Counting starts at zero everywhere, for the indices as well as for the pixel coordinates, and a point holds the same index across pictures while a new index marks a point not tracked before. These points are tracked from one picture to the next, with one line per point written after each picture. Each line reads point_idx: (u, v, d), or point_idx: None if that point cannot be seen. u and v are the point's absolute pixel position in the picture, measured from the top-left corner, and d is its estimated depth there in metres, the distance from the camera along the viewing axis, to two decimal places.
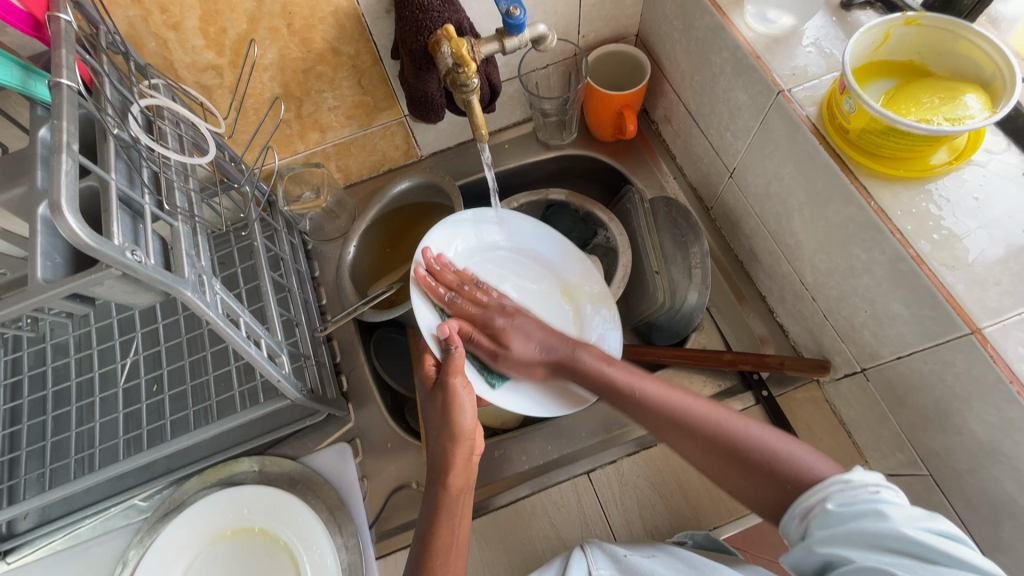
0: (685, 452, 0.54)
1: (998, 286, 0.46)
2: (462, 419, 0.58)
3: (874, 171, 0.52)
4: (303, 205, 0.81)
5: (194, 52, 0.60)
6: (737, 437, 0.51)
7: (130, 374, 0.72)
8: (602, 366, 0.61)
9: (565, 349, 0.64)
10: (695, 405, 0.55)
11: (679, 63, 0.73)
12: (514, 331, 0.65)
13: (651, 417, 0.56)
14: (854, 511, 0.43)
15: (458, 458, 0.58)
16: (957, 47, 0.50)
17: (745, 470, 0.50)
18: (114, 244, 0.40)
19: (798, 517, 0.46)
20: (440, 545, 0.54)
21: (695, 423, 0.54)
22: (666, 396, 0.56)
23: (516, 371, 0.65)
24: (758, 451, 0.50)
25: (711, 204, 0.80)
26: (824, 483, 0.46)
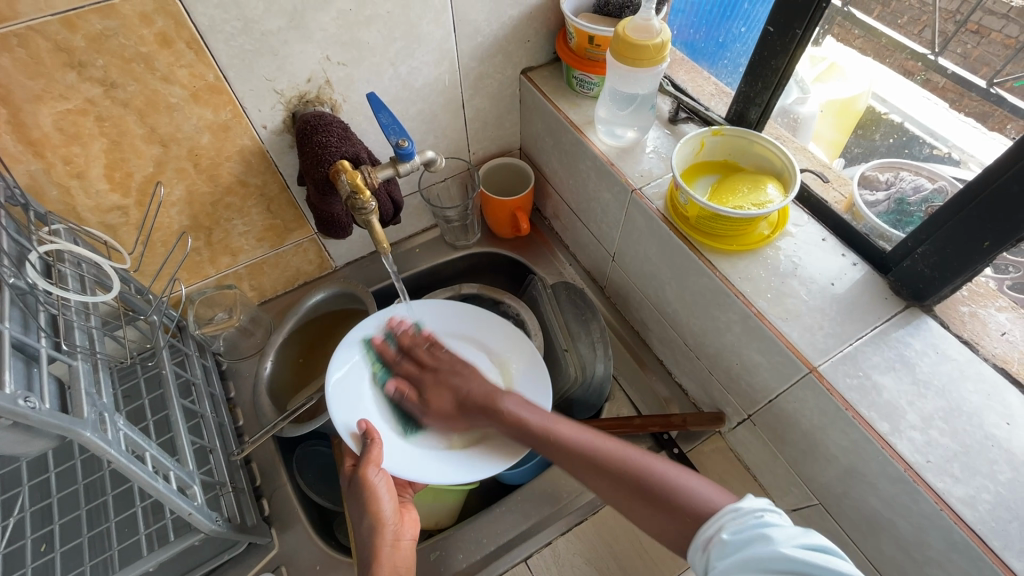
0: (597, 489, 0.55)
1: (822, 330, 0.57)
2: (382, 505, 0.60)
3: (715, 248, 0.63)
4: (215, 326, 0.82)
5: (98, 195, 0.63)
6: (648, 476, 0.52)
7: (13, 535, 0.65)
8: (519, 414, 0.62)
9: (480, 400, 0.65)
10: (613, 449, 0.55)
11: (556, 169, 0.86)
12: (438, 389, 0.68)
13: (563, 458, 0.57)
14: (744, 538, 0.44)
15: (384, 548, 0.58)
16: (754, 149, 0.65)
17: (652, 508, 0.51)
18: (5, 393, 0.40)
19: (701, 549, 0.46)
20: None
21: (605, 461, 0.55)
22: (581, 439, 0.57)
23: (432, 416, 0.68)
24: (665, 487, 0.51)
25: (604, 283, 0.89)
26: (717, 515, 0.47)
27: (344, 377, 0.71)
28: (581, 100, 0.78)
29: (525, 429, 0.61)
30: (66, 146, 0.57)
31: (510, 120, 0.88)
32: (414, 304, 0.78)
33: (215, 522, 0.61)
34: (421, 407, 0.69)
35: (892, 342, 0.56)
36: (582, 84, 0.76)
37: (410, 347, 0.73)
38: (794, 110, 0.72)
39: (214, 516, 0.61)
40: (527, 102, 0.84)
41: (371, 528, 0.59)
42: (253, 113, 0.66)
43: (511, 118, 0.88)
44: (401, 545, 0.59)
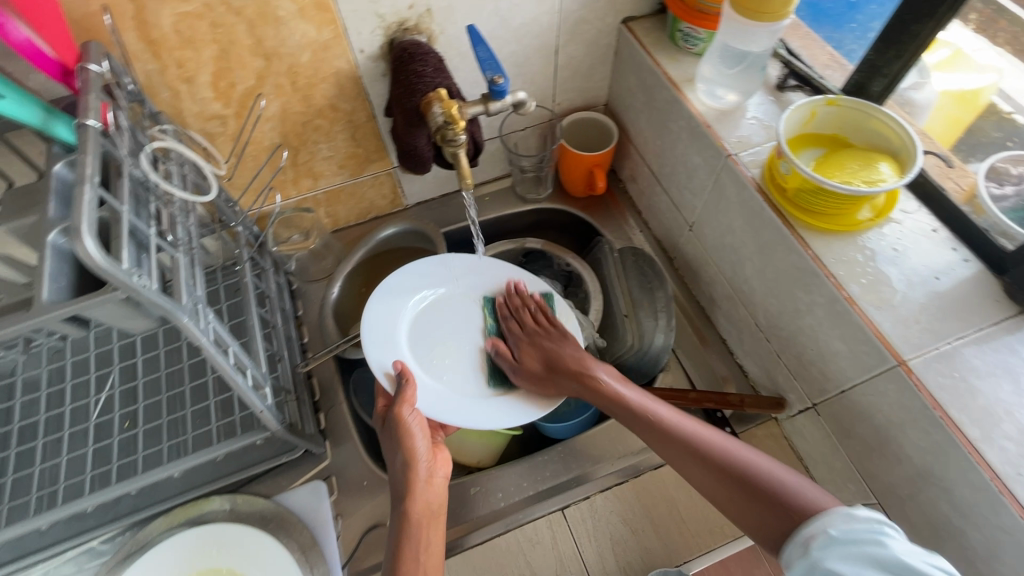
0: (699, 480, 0.54)
1: (919, 324, 0.53)
2: (415, 443, 0.61)
3: (810, 225, 0.59)
4: (290, 246, 0.86)
5: (203, 102, 0.65)
6: (749, 467, 0.52)
7: (103, 408, 0.71)
8: (612, 385, 0.64)
9: (573, 370, 0.66)
10: (716, 441, 0.55)
11: (642, 129, 0.83)
12: (531, 349, 0.70)
13: (656, 436, 0.58)
14: (858, 542, 0.42)
15: (417, 484, 0.59)
16: (870, 125, 0.60)
17: (747, 497, 0.51)
18: (123, 268, 0.43)
19: (799, 544, 0.45)
20: (409, 562, 0.55)
21: (703, 446, 0.55)
22: (676, 423, 0.58)
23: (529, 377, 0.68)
24: (768, 482, 0.50)
25: (674, 254, 0.87)
26: (828, 514, 0.45)
27: (380, 323, 0.71)
28: (683, 56, 0.74)
29: (621, 404, 0.62)
30: (181, 49, 0.59)
31: (601, 72, 0.85)
32: (455, 258, 0.79)
33: (281, 424, 0.65)
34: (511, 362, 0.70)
35: (997, 347, 0.52)
36: (686, 38, 0.72)
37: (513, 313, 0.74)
38: (903, 93, 0.66)
39: (280, 419, 0.65)
40: (623, 54, 0.80)
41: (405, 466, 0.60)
42: (353, 36, 0.66)
43: (602, 71, 0.85)
44: (433, 483, 0.60)
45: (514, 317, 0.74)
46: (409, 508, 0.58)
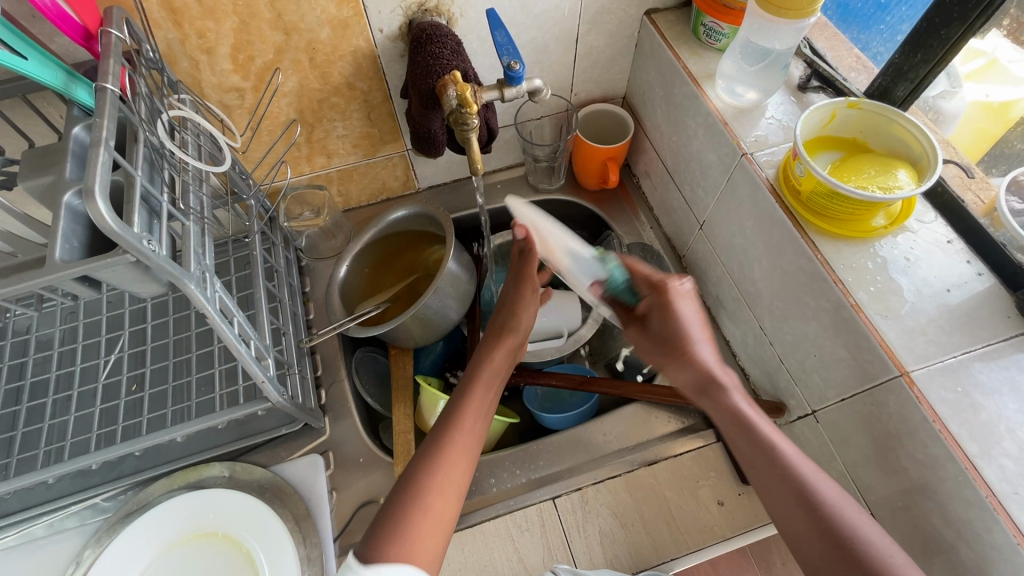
0: (780, 505, 0.52)
1: (925, 336, 0.52)
2: (521, 318, 0.70)
3: (822, 229, 0.58)
4: (302, 222, 0.86)
5: (222, 74, 0.66)
6: (860, 538, 0.47)
7: (112, 370, 0.74)
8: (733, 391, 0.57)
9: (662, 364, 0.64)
10: (830, 493, 0.50)
11: (659, 124, 0.82)
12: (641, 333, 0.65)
13: (773, 469, 0.52)
14: None
15: (509, 342, 0.68)
16: (890, 130, 0.59)
17: (837, 555, 0.47)
18: (133, 232, 0.44)
19: None
20: (470, 410, 0.60)
21: (821, 498, 0.50)
22: (803, 467, 0.52)
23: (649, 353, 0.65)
24: (864, 545, 0.47)
25: (684, 253, 0.86)
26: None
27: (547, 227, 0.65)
28: (704, 51, 0.73)
29: (745, 426, 0.55)
30: (201, 19, 0.60)
31: (621, 64, 0.84)
32: None
33: (283, 396, 0.66)
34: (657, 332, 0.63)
35: (1006, 364, 0.51)
36: (709, 33, 0.71)
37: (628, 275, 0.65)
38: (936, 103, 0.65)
39: (282, 391, 0.66)
40: (644, 47, 0.79)
41: (508, 322, 0.69)
42: (373, 15, 0.66)
43: (623, 62, 0.84)
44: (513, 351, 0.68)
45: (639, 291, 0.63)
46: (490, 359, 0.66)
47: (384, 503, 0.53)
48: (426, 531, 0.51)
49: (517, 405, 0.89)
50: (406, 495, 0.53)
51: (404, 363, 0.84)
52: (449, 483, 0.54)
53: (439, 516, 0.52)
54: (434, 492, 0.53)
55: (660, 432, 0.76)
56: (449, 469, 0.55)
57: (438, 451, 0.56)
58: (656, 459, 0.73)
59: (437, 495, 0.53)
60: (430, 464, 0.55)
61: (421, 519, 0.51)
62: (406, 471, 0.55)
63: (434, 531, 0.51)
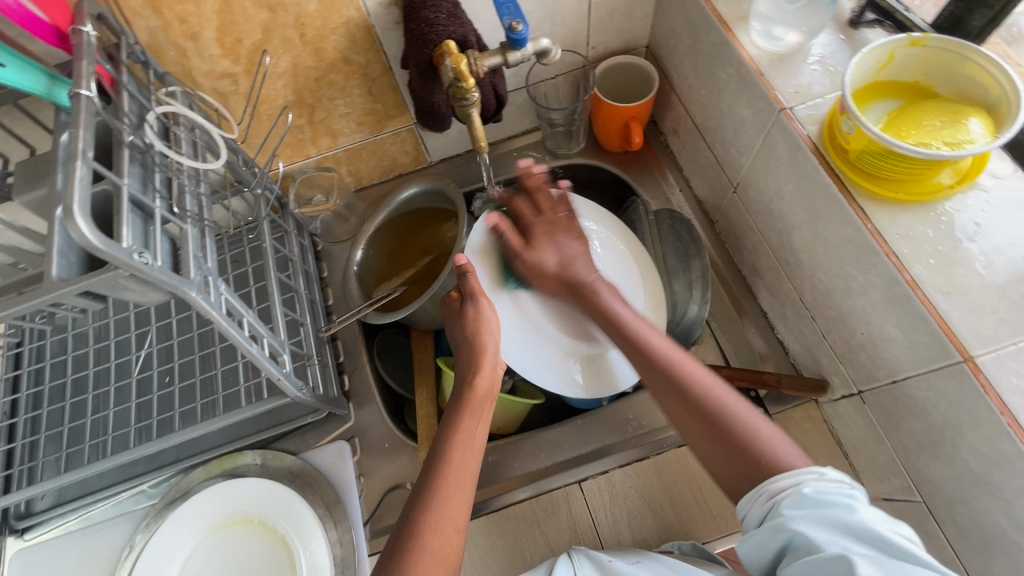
0: (671, 408, 0.54)
1: (994, 315, 0.45)
2: (486, 339, 0.62)
3: (872, 193, 0.51)
4: (313, 207, 0.84)
5: (211, 60, 0.62)
6: (727, 412, 0.51)
7: (143, 365, 0.76)
8: (593, 274, 0.64)
9: (584, 276, 0.64)
10: (702, 378, 0.54)
11: (686, 76, 0.74)
12: (550, 239, 0.66)
13: (645, 366, 0.56)
14: (828, 501, 0.43)
15: (485, 366, 0.62)
16: (963, 69, 0.50)
17: (719, 438, 0.51)
18: (123, 247, 0.42)
19: (766, 495, 0.46)
20: (459, 440, 0.58)
21: (674, 369, 0.55)
22: (675, 360, 0.55)
23: (544, 284, 0.67)
24: (740, 430, 0.50)
25: (716, 218, 0.80)
26: (755, 490, 0.47)
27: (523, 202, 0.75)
28: None
29: (618, 328, 0.60)
30: (181, 3, 0.56)
31: (642, 10, 0.75)
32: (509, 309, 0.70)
33: (301, 390, 0.65)
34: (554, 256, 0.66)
35: None
36: None
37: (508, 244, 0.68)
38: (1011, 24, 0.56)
39: (300, 385, 0.65)
40: None
41: (476, 360, 0.62)
42: None
43: (644, 7, 0.75)
44: (498, 369, 0.63)
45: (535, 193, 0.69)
46: (474, 383, 0.61)
47: (388, 546, 0.53)
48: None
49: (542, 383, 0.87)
50: (405, 539, 0.52)
51: (425, 346, 0.82)
52: (448, 523, 0.53)
53: (444, 557, 0.52)
54: (431, 535, 0.52)
55: None
56: (444, 511, 0.53)
57: (434, 496, 0.54)
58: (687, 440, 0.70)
59: (437, 540, 0.52)
60: (425, 506, 0.54)
61: (424, 567, 0.50)
62: (407, 509, 0.55)
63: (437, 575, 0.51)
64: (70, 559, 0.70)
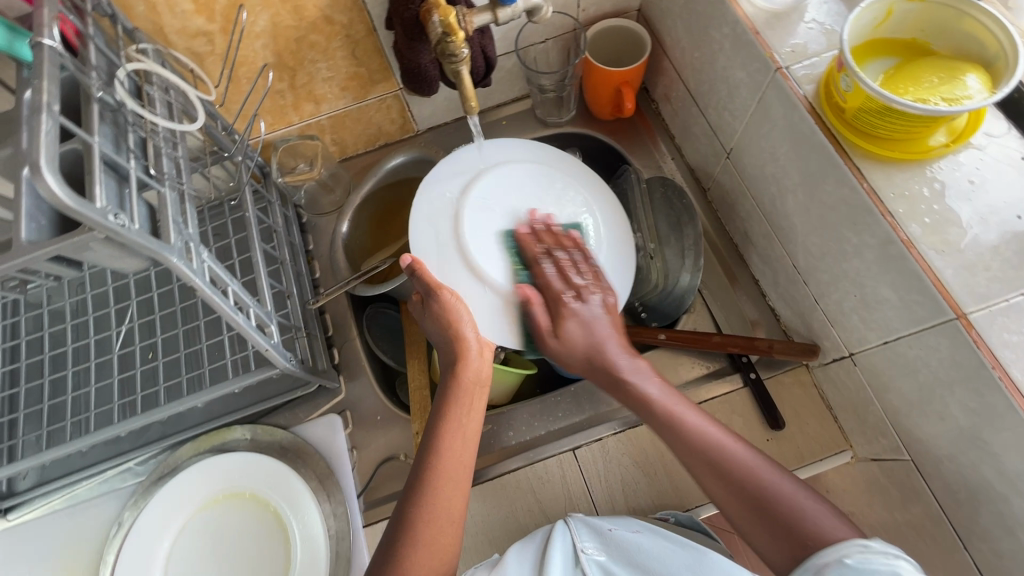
0: (712, 493, 0.52)
1: (988, 272, 0.46)
2: (464, 331, 0.59)
3: (868, 152, 0.51)
4: (297, 176, 0.81)
5: (184, 17, 0.59)
6: (772, 489, 0.49)
7: (125, 340, 0.73)
8: (619, 351, 0.58)
9: (607, 352, 0.58)
10: (740, 453, 0.52)
11: (680, 39, 0.72)
12: (575, 316, 0.59)
13: (680, 445, 0.53)
14: (871, 575, 0.40)
15: (469, 353, 0.59)
16: (961, 25, 0.49)
17: (769, 523, 0.48)
18: (96, 208, 0.40)
19: (807, 574, 0.43)
20: (449, 430, 0.57)
21: (719, 452, 0.51)
22: (714, 435, 0.53)
23: (570, 363, 0.59)
24: (789, 511, 0.48)
25: (708, 185, 0.79)
26: (801, 568, 0.44)
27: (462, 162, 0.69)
28: None
29: (647, 403, 0.56)
30: None
31: None
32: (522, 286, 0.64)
33: (290, 361, 0.64)
34: (553, 263, 0.61)
35: None
36: None
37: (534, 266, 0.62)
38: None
39: (289, 356, 0.64)
40: None
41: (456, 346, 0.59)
42: None
43: None
44: (485, 352, 0.60)
45: (547, 258, 0.62)
46: (460, 371, 0.59)
47: (385, 536, 0.53)
48: (422, 566, 0.51)
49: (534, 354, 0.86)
50: (399, 528, 0.53)
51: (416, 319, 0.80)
52: (439, 516, 0.53)
53: (438, 547, 0.52)
54: (425, 528, 0.52)
55: (683, 378, 0.72)
56: (437, 503, 0.53)
57: (426, 488, 0.54)
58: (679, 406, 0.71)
59: (432, 532, 0.52)
60: (419, 499, 0.53)
61: (420, 557, 0.51)
62: (401, 501, 0.55)
63: (430, 563, 0.51)
64: (58, 537, 0.69)
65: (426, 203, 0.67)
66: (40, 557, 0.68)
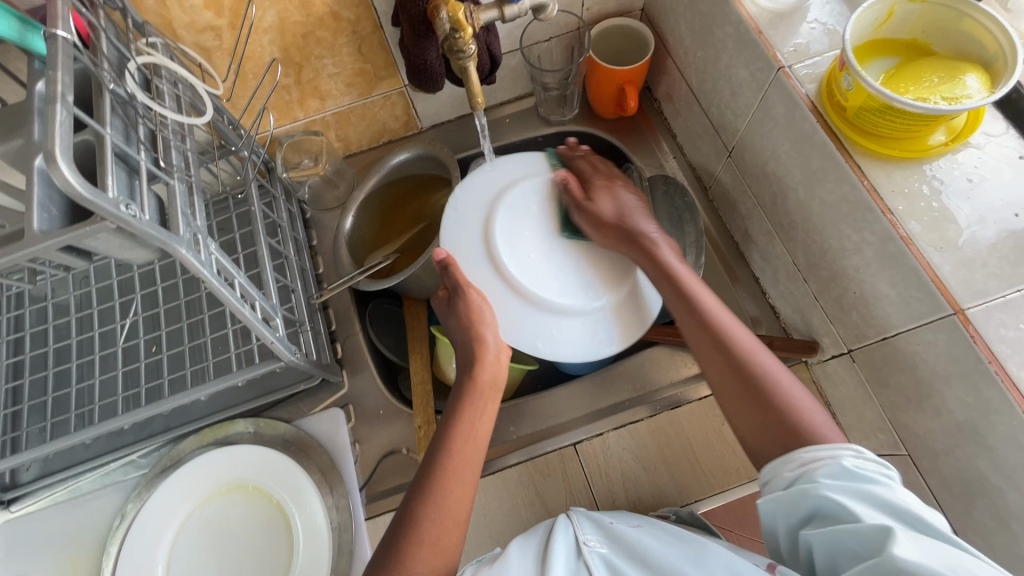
0: (714, 373, 0.55)
1: (985, 269, 0.46)
2: (485, 334, 0.59)
3: (869, 150, 0.52)
4: (301, 172, 0.81)
5: (193, 11, 0.59)
6: (773, 380, 0.52)
7: (129, 333, 0.74)
8: (649, 227, 0.62)
9: (637, 230, 0.61)
10: (744, 339, 0.55)
11: (683, 38, 0.73)
12: (608, 194, 0.64)
13: (694, 322, 0.57)
14: (865, 476, 0.44)
15: (487, 357, 0.60)
16: (961, 27, 0.50)
17: (764, 409, 0.51)
18: (108, 197, 0.40)
19: (798, 462, 0.47)
20: (461, 431, 0.58)
21: (729, 335, 0.55)
22: (725, 320, 0.56)
23: (602, 236, 0.62)
24: (783, 398, 0.51)
25: (709, 184, 0.80)
26: (786, 456, 0.48)
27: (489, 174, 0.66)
28: None
29: (666, 272, 0.59)
30: None
31: None
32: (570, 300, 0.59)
33: (295, 354, 0.64)
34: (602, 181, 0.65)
35: None
36: None
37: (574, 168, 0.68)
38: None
39: (293, 349, 0.64)
40: None
41: (476, 347, 0.60)
42: None
43: None
44: (501, 357, 0.61)
45: (580, 158, 0.68)
46: (477, 373, 0.60)
47: (389, 533, 0.53)
48: (427, 564, 0.51)
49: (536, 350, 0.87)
50: (406, 523, 0.53)
51: (418, 315, 0.81)
52: (449, 513, 0.53)
53: (441, 547, 0.52)
54: (430, 527, 0.52)
55: (685, 374, 0.73)
56: (445, 502, 0.54)
57: (435, 485, 0.54)
58: (680, 402, 0.71)
59: (437, 532, 0.52)
60: (426, 498, 0.54)
61: (422, 556, 0.51)
62: (409, 496, 0.55)
63: (433, 563, 0.51)
64: (60, 529, 0.69)
65: (454, 217, 0.64)
66: (42, 548, 0.68)
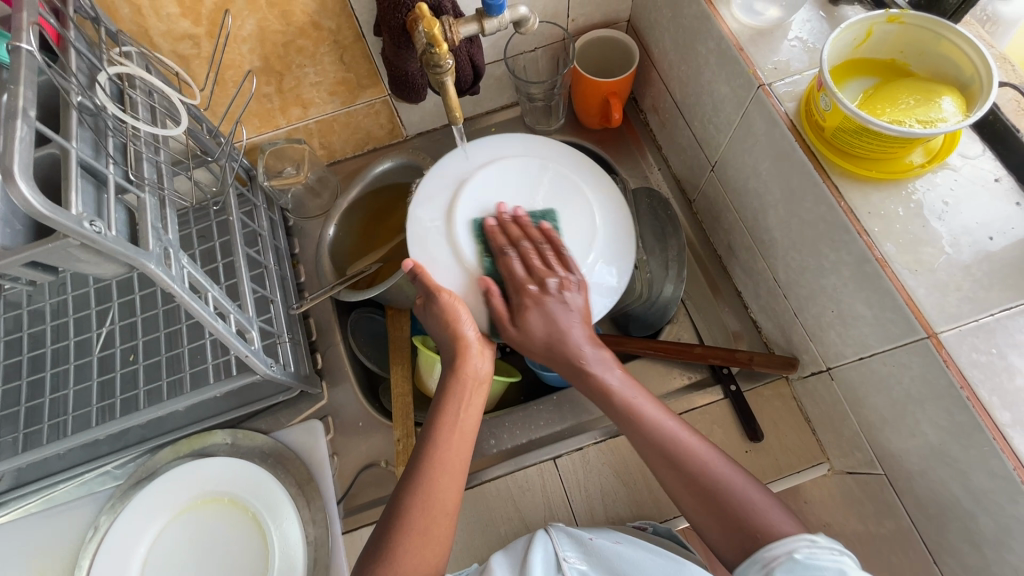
0: (672, 487, 0.53)
1: (959, 293, 0.46)
2: (462, 330, 0.58)
3: (847, 171, 0.51)
4: (283, 180, 0.80)
5: (169, 20, 0.59)
6: (724, 486, 0.51)
7: (105, 342, 0.73)
8: (584, 350, 0.58)
9: (576, 354, 0.58)
10: (695, 445, 0.54)
11: (667, 52, 0.73)
12: (538, 309, 0.58)
13: (642, 441, 0.55)
14: (820, 567, 0.43)
15: (470, 350, 0.59)
16: (937, 48, 0.50)
17: (720, 513, 0.50)
18: (71, 214, 0.39)
19: (759, 565, 0.46)
20: (447, 424, 0.57)
21: (676, 445, 0.54)
22: (670, 430, 0.55)
23: (532, 353, 0.59)
24: (735, 498, 0.50)
25: (694, 198, 0.80)
26: (749, 558, 0.47)
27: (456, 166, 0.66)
28: None
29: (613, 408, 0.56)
30: None
31: None
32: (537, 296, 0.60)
33: (271, 367, 0.64)
34: (534, 278, 0.58)
35: None
36: None
37: (498, 257, 0.60)
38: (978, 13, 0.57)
39: (270, 362, 0.63)
40: None
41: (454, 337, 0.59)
42: None
43: None
44: (485, 349, 0.61)
45: (516, 250, 0.59)
46: (459, 367, 0.59)
47: (376, 532, 0.53)
48: (417, 555, 0.51)
49: (519, 361, 0.87)
50: (393, 518, 0.53)
51: (401, 324, 0.80)
52: (436, 505, 0.53)
53: (431, 538, 0.52)
54: (418, 520, 0.52)
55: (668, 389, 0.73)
56: (433, 495, 0.53)
57: (422, 477, 0.54)
58: None
59: (426, 522, 0.52)
60: (412, 491, 0.54)
61: (410, 549, 0.51)
62: (396, 492, 0.55)
63: (424, 555, 0.51)
64: (31, 542, 0.68)
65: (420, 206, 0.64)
66: (12, 561, 0.67)
